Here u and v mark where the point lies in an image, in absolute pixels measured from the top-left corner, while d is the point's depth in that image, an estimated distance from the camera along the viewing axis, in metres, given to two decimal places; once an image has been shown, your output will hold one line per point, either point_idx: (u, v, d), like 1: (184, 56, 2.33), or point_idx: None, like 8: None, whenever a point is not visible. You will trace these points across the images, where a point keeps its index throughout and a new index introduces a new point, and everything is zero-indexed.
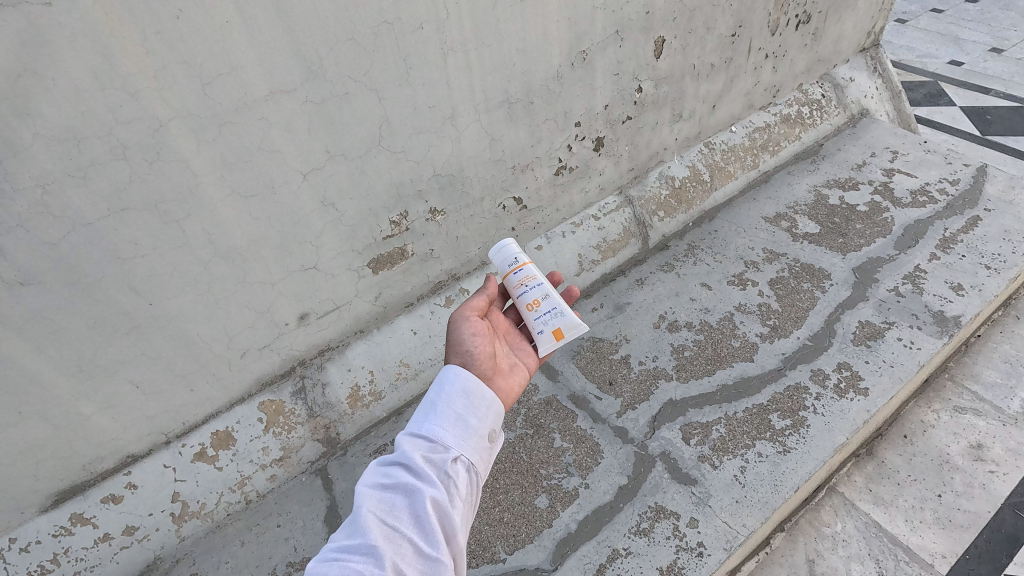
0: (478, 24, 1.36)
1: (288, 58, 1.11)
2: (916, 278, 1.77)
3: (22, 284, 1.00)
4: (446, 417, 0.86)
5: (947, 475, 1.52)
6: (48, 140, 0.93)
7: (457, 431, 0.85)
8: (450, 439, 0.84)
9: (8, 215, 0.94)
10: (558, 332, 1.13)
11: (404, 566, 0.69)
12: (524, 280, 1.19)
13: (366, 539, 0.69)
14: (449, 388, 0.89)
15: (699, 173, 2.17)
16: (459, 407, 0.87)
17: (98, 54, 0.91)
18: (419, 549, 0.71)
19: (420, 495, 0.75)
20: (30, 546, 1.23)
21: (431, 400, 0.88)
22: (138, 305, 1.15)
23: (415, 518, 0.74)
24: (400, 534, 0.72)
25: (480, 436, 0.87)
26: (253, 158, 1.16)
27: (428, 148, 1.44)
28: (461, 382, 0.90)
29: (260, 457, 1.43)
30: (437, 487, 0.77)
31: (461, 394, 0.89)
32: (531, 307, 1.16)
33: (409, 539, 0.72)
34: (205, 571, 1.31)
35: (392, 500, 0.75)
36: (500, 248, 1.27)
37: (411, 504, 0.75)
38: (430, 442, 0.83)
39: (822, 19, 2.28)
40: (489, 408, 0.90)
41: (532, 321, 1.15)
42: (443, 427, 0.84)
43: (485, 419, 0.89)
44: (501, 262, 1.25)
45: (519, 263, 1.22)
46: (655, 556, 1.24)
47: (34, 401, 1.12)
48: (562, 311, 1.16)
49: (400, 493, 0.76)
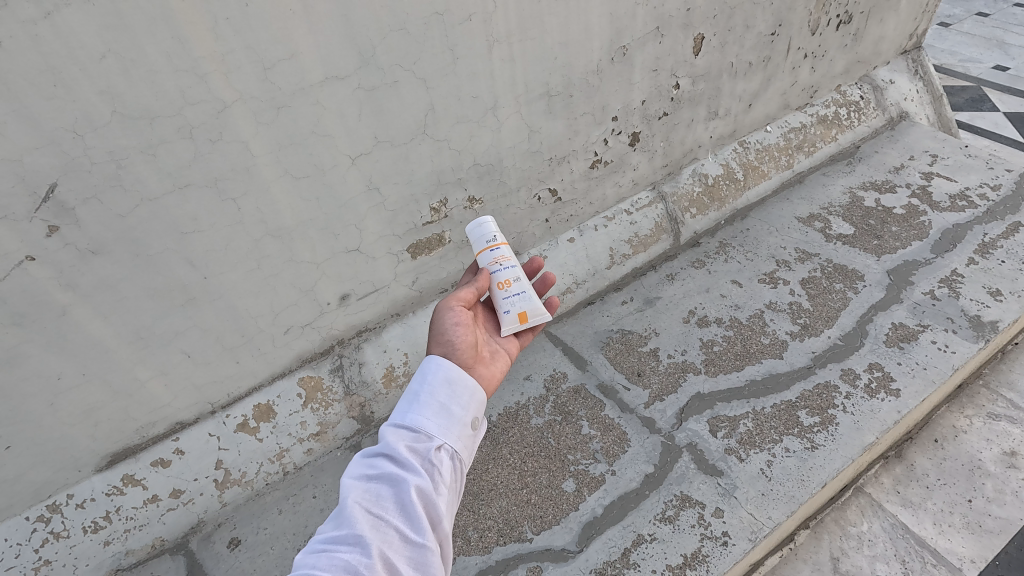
0: (524, 17, 1.40)
1: (343, 45, 1.16)
2: (952, 281, 1.76)
3: (93, 252, 1.08)
4: (430, 406, 0.82)
5: (978, 481, 1.51)
6: (124, 118, 1.00)
7: (441, 419, 0.82)
8: (434, 428, 0.80)
9: (85, 186, 1.01)
10: (523, 315, 1.07)
11: (392, 555, 0.67)
12: (497, 261, 1.12)
13: (352, 531, 0.67)
14: (431, 377, 0.85)
15: (733, 172, 2.17)
16: (442, 395, 0.84)
17: (173, 38, 0.97)
18: (407, 539, 0.69)
19: (405, 485, 0.72)
20: (85, 502, 1.31)
21: (414, 389, 0.84)
22: (195, 278, 1.22)
23: (402, 508, 0.71)
24: (387, 523, 0.70)
25: (465, 423, 0.84)
26: (306, 141, 1.21)
27: (470, 138, 1.49)
28: (443, 371, 0.86)
29: (299, 431, 1.49)
30: (422, 475, 0.74)
31: (444, 383, 0.85)
32: (500, 286, 1.09)
33: (396, 529, 0.69)
34: (245, 536, 1.37)
35: (378, 490, 0.73)
36: (476, 225, 1.19)
37: (396, 494, 0.72)
38: (414, 433, 0.79)
39: (864, 20, 2.26)
40: (472, 395, 0.87)
41: (499, 301, 1.08)
42: (426, 416, 0.81)
43: (470, 406, 0.86)
44: (476, 240, 1.16)
45: (494, 243, 1.15)
46: (680, 543, 1.26)
47: (97, 365, 1.19)
48: (531, 296, 1.10)
49: (385, 483, 0.73)
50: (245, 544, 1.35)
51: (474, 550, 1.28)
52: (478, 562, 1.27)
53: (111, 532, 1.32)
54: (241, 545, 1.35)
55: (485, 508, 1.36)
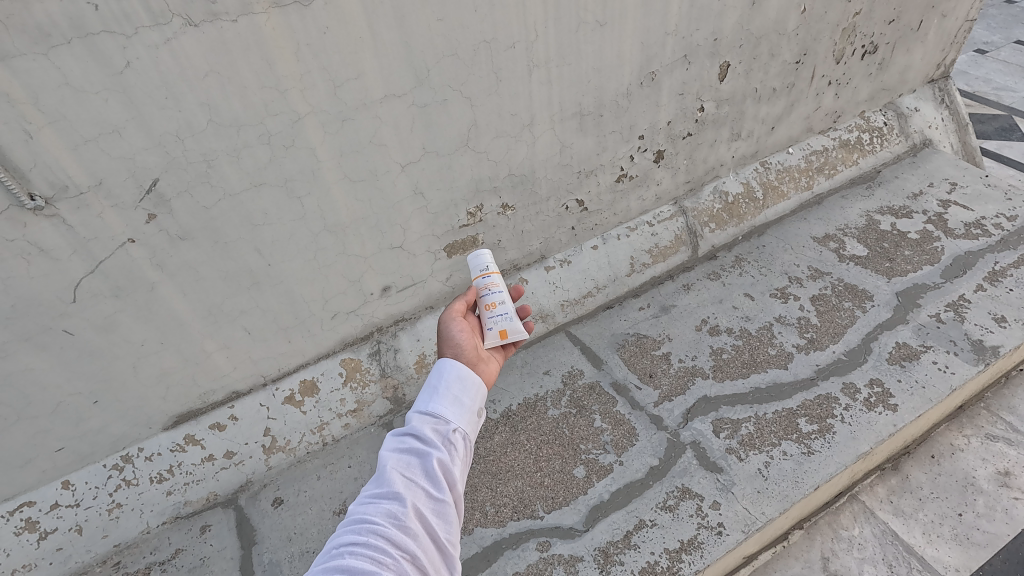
0: (562, 45, 1.55)
1: (403, 68, 1.33)
2: (959, 306, 1.83)
3: (180, 238, 1.26)
4: (446, 396, 0.92)
5: (970, 497, 1.59)
6: (218, 126, 1.18)
7: (456, 407, 0.92)
8: (450, 413, 0.90)
9: (180, 181, 1.20)
10: (504, 332, 1.17)
11: (422, 507, 0.77)
12: (488, 286, 1.24)
13: (390, 488, 0.78)
14: (446, 373, 0.95)
15: (753, 191, 2.27)
16: (456, 387, 0.93)
17: (263, 60, 1.16)
18: (432, 496, 0.79)
19: (429, 456, 0.83)
20: (153, 456, 1.48)
21: (432, 383, 0.94)
22: (260, 265, 1.39)
23: (427, 473, 0.81)
24: (417, 484, 0.80)
25: (474, 411, 0.94)
26: (365, 150, 1.39)
27: (507, 151, 1.64)
28: (455, 368, 0.96)
29: (338, 407, 1.65)
30: (442, 449, 0.85)
31: (457, 378, 0.95)
32: (487, 307, 1.20)
33: (424, 488, 0.80)
34: (287, 497, 1.52)
35: (407, 460, 0.83)
36: (476, 257, 1.32)
37: (423, 462, 0.83)
38: (434, 417, 0.89)
39: (890, 50, 2.34)
40: (480, 388, 0.97)
41: (488, 318, 1.18)
42: (443, 404, 0.91)
43: (478, 397, 0.96)
44: (472, 268, 1.29)
45: (488, 272, 1.27)
46: (678, 529, 1.38)
47: (174, 335, 1.37)
48: (513, 316, 1.20)
49: (413, 455, 0.84)
50: (287, 503, 1.50)
51: (490, 523, 1.43)
52: (493, 534, 1.41)
53: (173, 484, 1.50)
54: (283, 504, 1.50)
55: (502, 486, 1.50)
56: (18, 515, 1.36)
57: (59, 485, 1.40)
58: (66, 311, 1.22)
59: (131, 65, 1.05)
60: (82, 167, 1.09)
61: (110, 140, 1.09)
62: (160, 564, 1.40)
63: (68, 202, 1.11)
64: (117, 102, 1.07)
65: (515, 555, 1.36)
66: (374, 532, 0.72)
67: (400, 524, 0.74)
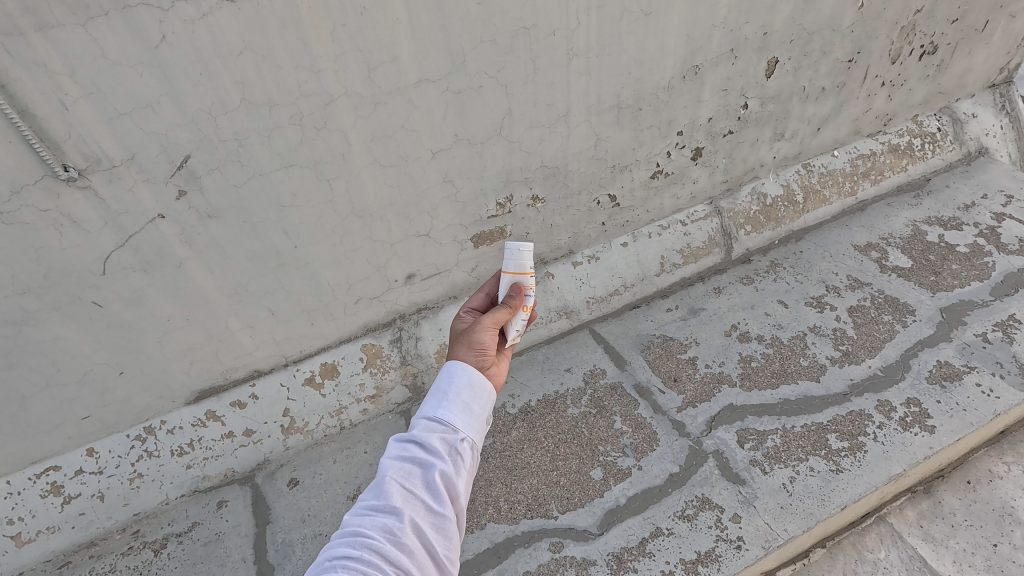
0: (604, 35, 1.49)
1: (439, 52, 1.30)
2: (1008, 326, 1.73)
3: (209, 215, 1.26)
4: (455, 403, 0.89)
5: (1008, 527, 1.50)
6: (250, 105, 1.17)
7: (465, 415, 0.88)
8: (458, 421, 0.87)
9: (210, 158, 1.19)
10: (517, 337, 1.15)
11: (420, 521, 0.75)
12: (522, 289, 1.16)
13: (388, 500, 0.75)
14: (457, 378, 0.92)
15: (793, 194, 2.19)
16: (466, 394, 0.90)
17: (298, 40, 1.14)
18: (432, 510, 0.77)
19: (431, 467, 0.80)
20: (175, 429, 1.50)
21: (442, 386, 0.91)
22: (286, 245, 1.39)
23: (428, 485, 0.79)
24: (417, 496, 0.77)
25: (482, 419, 0.91)
26: (396, 134, 1.36)
27: (541, 141, 1.60)
28: (466, 373, 0.93)
29: (357, 392, 1.65)
30: (446, 460, 0.82)
31: (468, 384, 0.91)
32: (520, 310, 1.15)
33: (424, 502, 0.77)
34: (303, 478, 1.52)
35: (409, 469, 0.80)
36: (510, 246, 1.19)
37: (425, 474, 0.80)
38: (441, 424, 0.86)
39: (950, 51, 2.22)
40: (490, 395, 0.94)
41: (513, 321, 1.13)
42: (452, 410, 0.88)
43: (488, 405, 0.93)
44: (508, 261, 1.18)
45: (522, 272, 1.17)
46: (695, 540, 1.34)
47: (199, 312, 1.38)
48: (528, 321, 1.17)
49: (415, 465, 0.81)
50: (303, 484, 1.51)
51: (502, 519, 1.41)
52: (505, 530, 1.39)
53: (193, 458, 1.51)
54: (299, 485, 1.50)
55: (517, 483, 1.48)
56: (44, 479, 1.40)
57: (84, 452, 1.43)
58: (96, 283, 1.23)
59: (166, 40, 1.04)
60: (116, 142, 1.10)
61: (144, 116, 1.09)
62: (177, 536, 1.43)
63: (101, 174, 1.11)
64: (152, 78, 1.06)
65: (526, 554, 1.35)
66: (368, 547, 0.70)
67: (395, 540, 0.72)
